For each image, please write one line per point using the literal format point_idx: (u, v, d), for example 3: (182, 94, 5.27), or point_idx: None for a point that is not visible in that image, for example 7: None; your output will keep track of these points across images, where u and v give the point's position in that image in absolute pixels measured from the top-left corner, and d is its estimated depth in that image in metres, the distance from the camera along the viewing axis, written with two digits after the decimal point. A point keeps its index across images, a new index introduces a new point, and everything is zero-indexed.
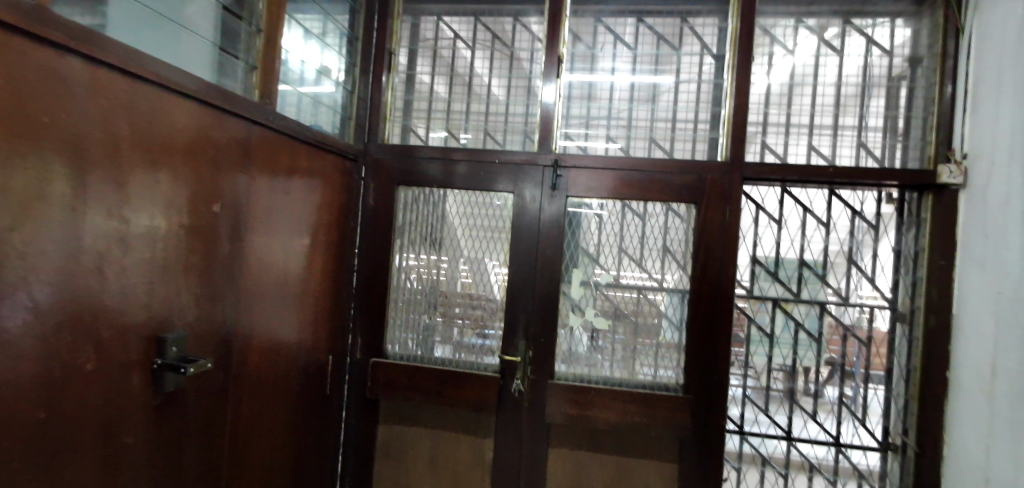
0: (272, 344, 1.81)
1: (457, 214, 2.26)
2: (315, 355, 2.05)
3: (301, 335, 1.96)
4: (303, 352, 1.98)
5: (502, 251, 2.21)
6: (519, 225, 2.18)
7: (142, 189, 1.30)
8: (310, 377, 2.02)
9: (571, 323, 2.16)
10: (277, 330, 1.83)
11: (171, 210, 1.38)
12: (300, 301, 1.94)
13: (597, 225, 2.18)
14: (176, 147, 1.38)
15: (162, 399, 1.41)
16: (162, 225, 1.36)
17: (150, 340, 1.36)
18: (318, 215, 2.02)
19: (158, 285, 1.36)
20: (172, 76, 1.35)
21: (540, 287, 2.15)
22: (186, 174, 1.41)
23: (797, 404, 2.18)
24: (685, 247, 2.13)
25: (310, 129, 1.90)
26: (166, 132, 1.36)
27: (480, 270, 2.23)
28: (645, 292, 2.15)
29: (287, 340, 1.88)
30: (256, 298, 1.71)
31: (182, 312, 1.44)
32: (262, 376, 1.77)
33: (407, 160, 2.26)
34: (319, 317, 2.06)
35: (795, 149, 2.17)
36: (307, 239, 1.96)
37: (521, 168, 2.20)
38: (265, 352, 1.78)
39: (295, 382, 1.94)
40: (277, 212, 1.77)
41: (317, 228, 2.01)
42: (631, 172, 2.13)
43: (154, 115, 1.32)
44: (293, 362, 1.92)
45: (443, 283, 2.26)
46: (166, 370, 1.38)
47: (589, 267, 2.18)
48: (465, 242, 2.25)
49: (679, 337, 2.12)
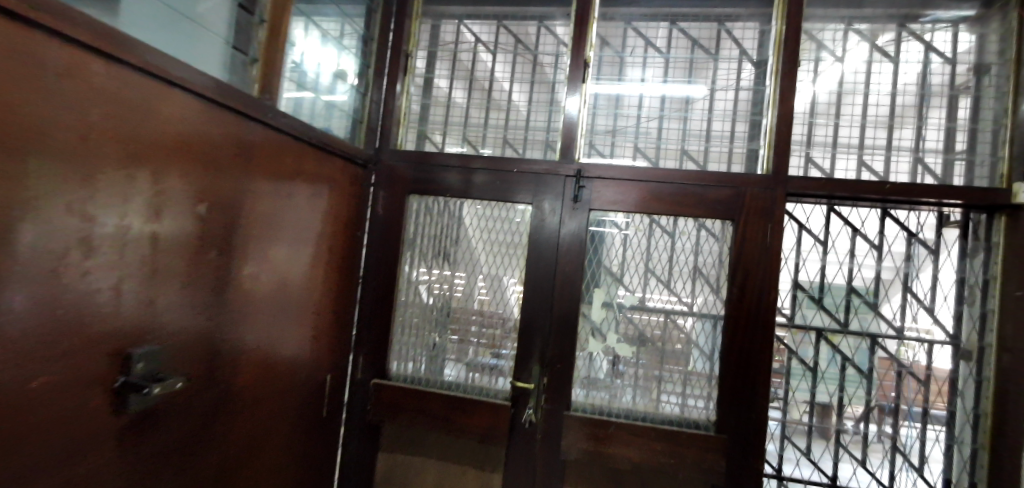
0: (265, 360, 1.66)
1: (471, 228, 2.11)
2: (314, 374, 1.90)
3: (299, 351, 1.81)
4: (301, 371, 1.83)
5: (518, 268, 2.05)
6: (538, 241, 2.02)
7: (115, 184, 1.16)
8: (308, 398, 1.87)
9: (591, 349, 1.98)
10: (272, 344, 1.68)
11: (149, 209, 1.24)
12: (300, 315, 1.80)
13: (622, 243, 2.00)
14: (160, 140, 1.25)
15: (128, 422, 1.25)
16: (136, 226, 1.21)
17: (116, 355, 1.21)
18: (322, 224, 1.88)
19: (128, 292, 1.22)
20: (157, 62, 1.22)
21: (559, 308, 1.97)
22: (169, 171, 1.28)
23: (841, 445, 1.95)
24: (719, 269, 1.93)
25: (315, 130, 1.77)
26: (150, 123, 1.22)
27: (494, 288, 2.06)
28: (674, 317, 1.95)
29: (283, 356, 1.73)
30: (249, 311, 1.57)
31: (157, 324, 1.29)
32: (254, 396, 1.63)
33: (421, 168, 2.12)
34: (319, 333, 1.92)
35: (844, 163, 1.96)
36: (309, 249, 1.82)
37: (541, 178, 2.04)
38: (258, 370, 1.63)
39: (290, 403, 1.79)
40: (277, 218, 1.64)
41: (321, 237, 1.88)
42: (662, 185, 1.95)
43: (135, 103, 1.19)
44: (289, 380, 1.78)
45: (454, 300, 2.10)
46: (130, 391, 1.22)
47: (612, 288, 1.99)
48: (478, 256, 2.09)
49: (710, 368, 1.91)
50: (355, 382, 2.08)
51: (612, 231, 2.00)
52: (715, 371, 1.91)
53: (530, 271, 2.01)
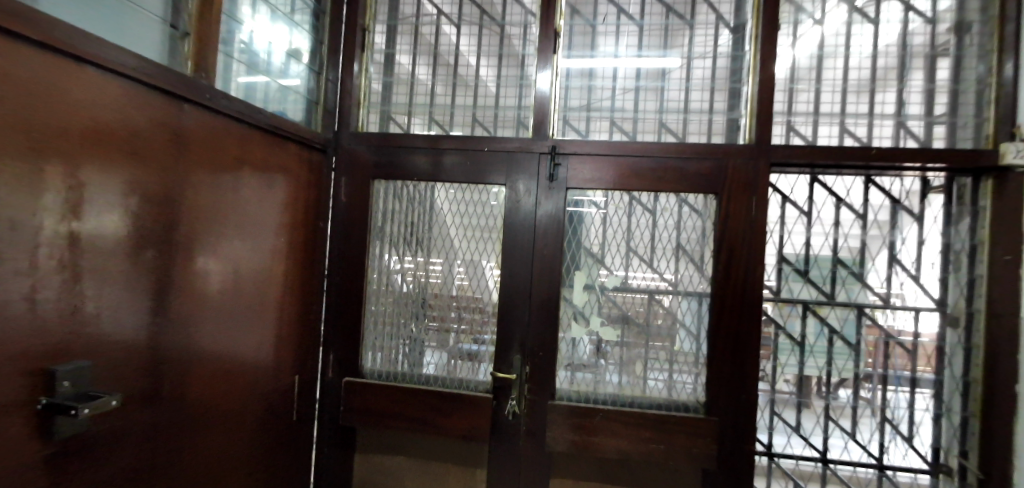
0: (221, 366, 1.53)
1: (441, 213, 1.99)
2: (278, 377, 1.77)
3: (259, 354, 1.68)
4: (261, 375, 1.69)
5: (494, 253, 1.94)
6: (514, 224, 1.91)
7: (18, 181, 1.01)
8: (272, 404, 1.74)
9: (574, 335, 1.89)
10: (228, 349, 1.55)
11: (63, 207, 1.08)
12: (258, 315, 1.66)
13: (602, 222, 1.90)
14: (70, 126, 1.09)
15: (58, 448, 1.12)
16: (50, 227, 1.06)
17: (36, 374, 1.07)
18: (278, 215, 1.73)
19: (43, 301, 1.07)
20: (58, 33, 1.06)
21: (539, 293, 1.88)
22: (86, 162, 1.11)
23: (830, 420, 1.91)
24: (705, 245, 1.85)
25: (265, 113, 1.60)
26: (52, 105, 1.06)
27: (469, 275, 1.95)
28: (658, 297, 1.87)
29: (241, 361, 1.60)
30: (197, 316, 1.43)
31: (82, 336, 1.14)
32: (207, 407, 1.49)
33: (384, 151, 1.98)
34: (282, 333, 1.78)
35: (827, 130, 1.89)
36: (265, 244, 1.67)
37: (514, 158, 1.92)
38: (213, 378, 1.50)
39: (251, 411, 1.66)
40: (224, 212, 1.49)
41: (278, 231, 1.73)
42: (641, 159, 1.85)
43: (34, 86, 1.03)
44: (250, 386, 1.65)
45: (428, 290, 1.98)
46: (56, 412, 1.09)
47: (594, 270, 1.90)
48: (451, 242, 1.98)
49: (696, 348, 1.84)
50: (326, 383, 1.96)
51: (591, 210, 1.90)
52: (703, 352, 1.83)
53: (506, 256, 1.90)
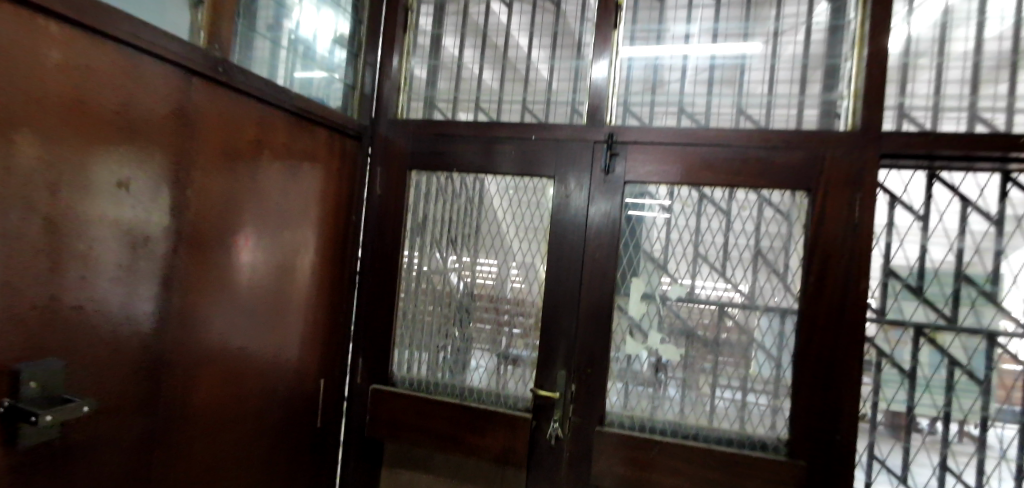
0: (231, 367, 1.41)
1: (483, 209, 1.80)
2: (299, 379, 1.64)
3: (279, 353, 1.56)
4: (280, 376, 1.57)
5: (541, 255, 1.73)
6: (563, 222, 1.68)
7: None
8: (291, 407, 1.62)
9: (629, 351, 1.63)
10: (240, 348, 1.43)
11: (35, 183, 0.97)
12: (278, 312, 1.55)
13: (665, 222, 1.64)
14: (46, 93, 0.97)
15: (24, 457, 1.00)
16: (21, 207, 0.95)
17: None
18: (304, 205, 1.60)
19: (10, 291, 0.95)
20: None
21: (588, 302, 1.64)
22: (66, 134, 1.00)
23: (948, 471, 1.57)
24: (790, 251, 1.55)
25: (287, 93, 1.48)
26: (28, 69, 0.95)
27: (513, 279, 1.76)
28: (729, 313, 1.59)
29: (256, 362, 1.48)
30: (205, 309, 1.32)
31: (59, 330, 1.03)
32: (216, 408, 1.38)
33: (423, 140, 1.82)
34: (307, 332, 1.66)
35: (953, 120, 1.53)
36: (287, 234, 1.55)
37: (564, 146, 1.70)
38: (224, 377, 1.39)
39: (267, 414, 1.54)
40: (239, 198, 1.37)
41: (303, 221, 1.60)
42: (714, 148, 1.57)
43: (3, 48, 0.92)
44: (266, 389, 1.53)
45: (467, 293, 1.80)
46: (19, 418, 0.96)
47: (653, 277, 1.64)
48: (494, 242, 1.79)
49: (776, 375, 1.55)
50: (354, 388, 1.82)
51: (652, 208, 1.65)
52: (785, 380, 1.54)
53: (553, 258, 1.68)
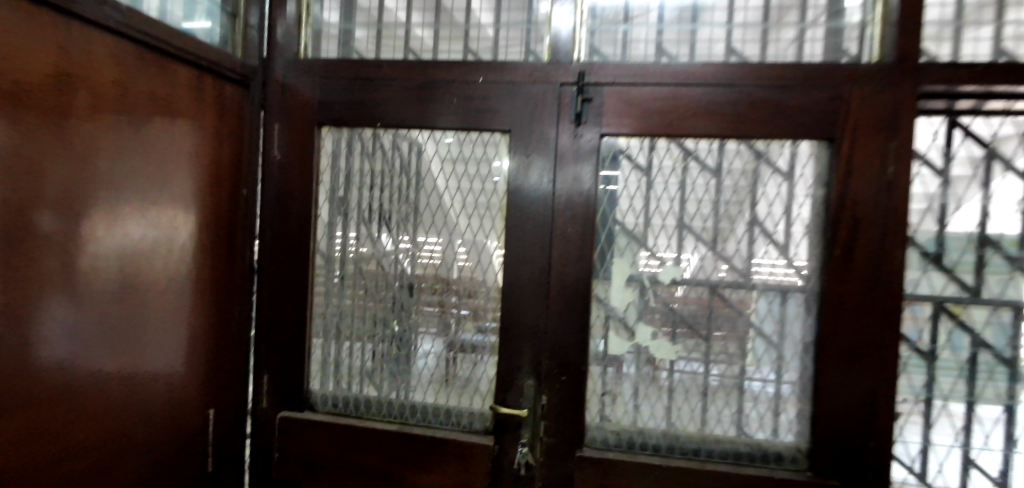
0: (53, 399, 1.02)
1: (419, 177, 1.41)
2: (182, 394, 1.27)
3: (148, 362, 1.19)
4: (152, 391, 1.20)
5: (497, 232, 1.37)
6: (525, 191, 1.32)
7: None
8: (173, 430, 1.25)
9: (614, 351, 1.33)
10: (64, 369, 1.03)
11: None
12: (131, 313, 1.15)
13: (648, 186, 1.32)
14: None
15: None
16: None
17: None
18: (168, 169, 1.21)
19: None
20: None
21: (559, 291, 1.31)
22: None
23: (976, 469, 1.35)
24: (800, 217, 1.26)
25: (120, 8, 1.08)
26: None
27: (457, 263, 1.39)
28: (724, 295, 1.30)
29: (98, 381, 1.09)
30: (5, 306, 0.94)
31: None
32: (44, 440, 1.01)
33: (334, 88, 1.39)
34: (183, 339, 1.27)
35: (971, 46, 1.28)
36: (142, 206, 1.16)
37: (522, 91, 1.32)
38: (57, 397, 1.02)
39: (135, 441, 1.17)
40: (49, 152, 0.99)
41: (169, 190, 1.21)
42: (711, 89, 1.24)
43: None
44: (120, 420, 1.14)
45: (402, 284, 1.42)
46: None
47: (636, 255, 1.32)
48: (434, 217, 1.41)
49: (786, 372, 1.28)
50: (260, 413, 1.43)
51: (633, 167, 1.32)
52: (801, 375, 1.27)
53: (510, 236, 1.33)
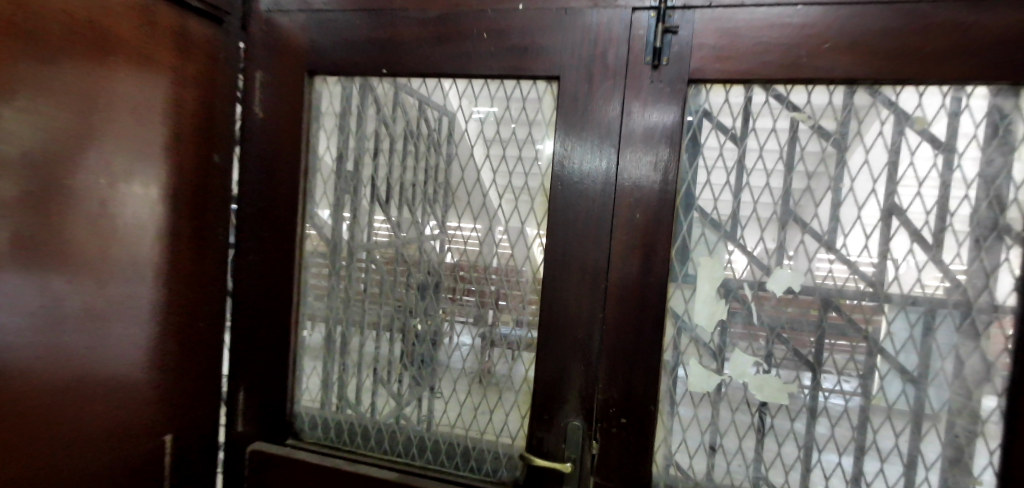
0: None
1: (438, 143, 1.08)
2: (131, 413, 1.00)
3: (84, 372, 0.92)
4: (89, 411, 0.93)
5: (537, 218, 1.03)
6: (578, 163, 0.97)
7: None
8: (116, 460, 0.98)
9: (694, 388, 0.96)
10: None
11: None
12: (59, 310, 0.87)
13: (750, 156, 0.94)
14: None
15: None
16: None
17: None
18: (112, 122, 0.91)
19: None
20: None
21: (624, 300, 0.95)
22: None
23: None
24: (976, 204, 0.87)
25: None
26: None
27: (497, 253, 1.06)
28: (850, 314, 0.91)
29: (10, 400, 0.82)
30: None
31: None
32: None
33: (331, 23, 1.07)
34: (135, 344, 0.99)
35: None
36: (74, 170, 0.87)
37: (576, 21, 0.96)
38: None
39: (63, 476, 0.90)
40: None
41: (114, 152, 0.92)
42: (858, 12, 0.85)
43: None
44: (29, 458, 0.85)
45: (413, 281, 1.10)
46: None
47: (731, 251, 0.94)
48: (454, 196, 1.08)
49: (944, 432, 0.89)
50: (235, 437, 1.15)
51: (731, 128, 0.94)
52: (960, 436, 0.89)
53: (552, 223, 0.98)
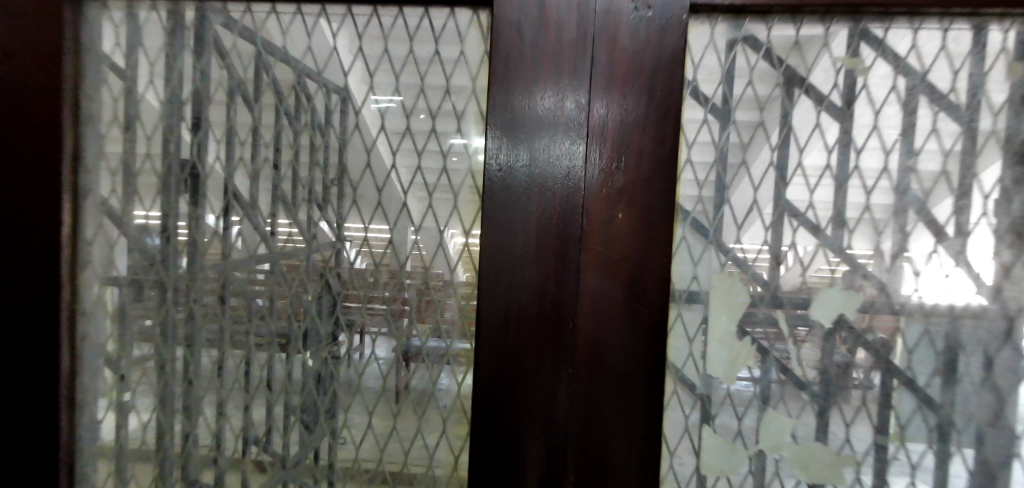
0: None
1: (301, 112, 0.70)
2: None
3: None
4: None
5: (464, 221, 0.68)
6: (525, 136, 0.63)
7: None
8: None
9: (706, 467, 0.66)
10: None
11: None
12: None
13: (770, 125, 0.64)
14: None
15: None
16: None
17: None
18: None
19: None
20: None
21: (604, 346, 0.63)
22: None
23: None
24: None
25: None
26: None
27: (405, 277, 0.70)
28: (920, 351, 0.63)
29: None
30: None
31: None
32: None
33: None
34: None
35: None
36: None
37: None
38: None
39: None
40: None
41: None
42: None
43: None
44: None
45: (275, 325, 0.72)
46: None
47: (750, 264, 0.64)
48: (332, 194, 0.70)
49: None
50: None
51: (742, 87, 0.65)
52: None
53: (486, 236, 0.64)
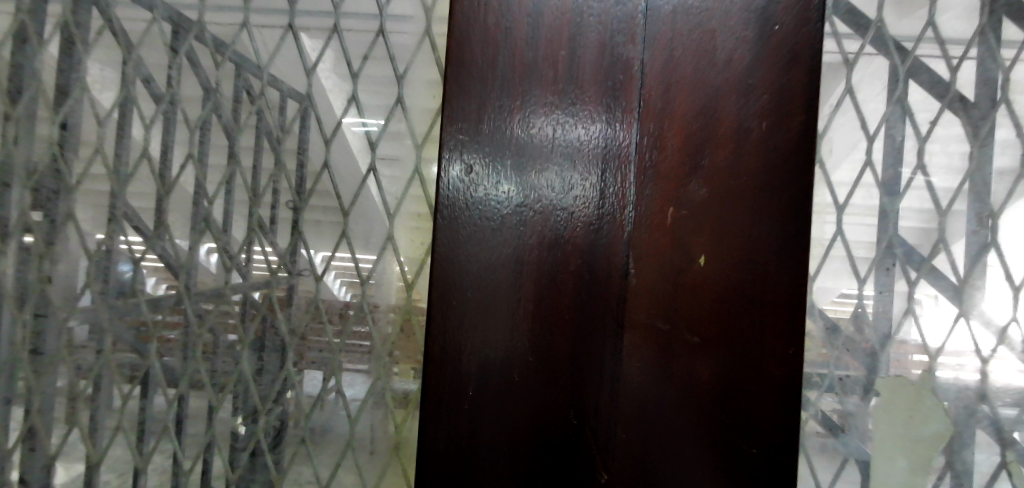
0: None
1: (114, 64, 0.38)
2: None
3: None
4: None
5: (404, 263, 0.38)
6: (515, 126, 0.36)
7: None
8: None
9: None
10: None
11: None
12: None
13: (953, 104, 0.37)
14: None
15: None
16: None
17: None
18: None
19: None
20: None
21: (656, 479, 0.36)
22: None
23: None
24: None
25: None
26: None
27: (293, 362, 0.38)
28: None
29: None
30: None
31: None
32: None
33: None
34: None
35: None
36: None
37: None
38: None
39: None
40: None
41: None
42: None
43: None
44: None
45: (31, 451, 0.38)
46: None
47: (933, 360, 0.36)
48: (161, 208, 0.38)
49: None
50: None
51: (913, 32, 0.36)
52: None
53: (450, 291, 0.37)
